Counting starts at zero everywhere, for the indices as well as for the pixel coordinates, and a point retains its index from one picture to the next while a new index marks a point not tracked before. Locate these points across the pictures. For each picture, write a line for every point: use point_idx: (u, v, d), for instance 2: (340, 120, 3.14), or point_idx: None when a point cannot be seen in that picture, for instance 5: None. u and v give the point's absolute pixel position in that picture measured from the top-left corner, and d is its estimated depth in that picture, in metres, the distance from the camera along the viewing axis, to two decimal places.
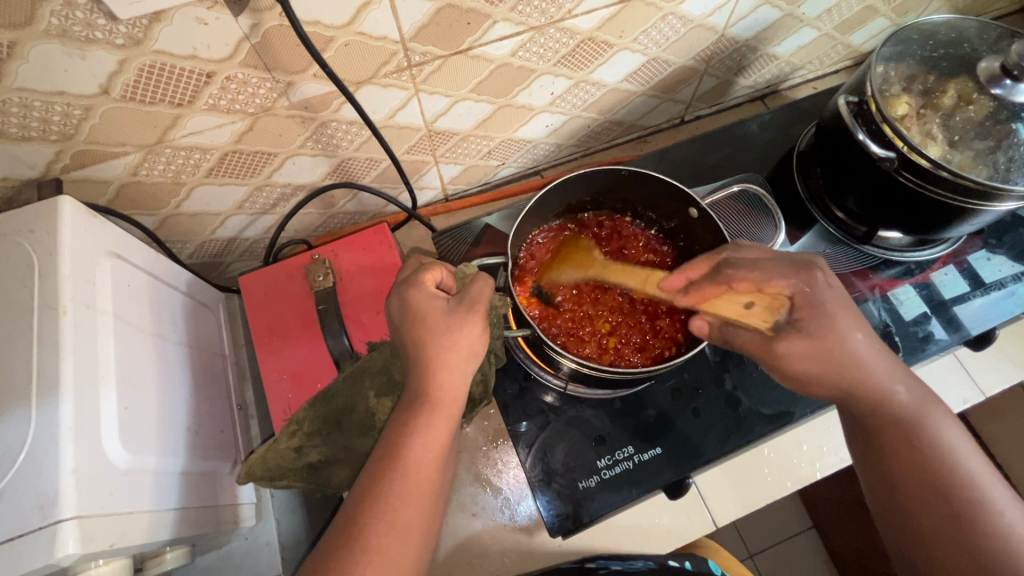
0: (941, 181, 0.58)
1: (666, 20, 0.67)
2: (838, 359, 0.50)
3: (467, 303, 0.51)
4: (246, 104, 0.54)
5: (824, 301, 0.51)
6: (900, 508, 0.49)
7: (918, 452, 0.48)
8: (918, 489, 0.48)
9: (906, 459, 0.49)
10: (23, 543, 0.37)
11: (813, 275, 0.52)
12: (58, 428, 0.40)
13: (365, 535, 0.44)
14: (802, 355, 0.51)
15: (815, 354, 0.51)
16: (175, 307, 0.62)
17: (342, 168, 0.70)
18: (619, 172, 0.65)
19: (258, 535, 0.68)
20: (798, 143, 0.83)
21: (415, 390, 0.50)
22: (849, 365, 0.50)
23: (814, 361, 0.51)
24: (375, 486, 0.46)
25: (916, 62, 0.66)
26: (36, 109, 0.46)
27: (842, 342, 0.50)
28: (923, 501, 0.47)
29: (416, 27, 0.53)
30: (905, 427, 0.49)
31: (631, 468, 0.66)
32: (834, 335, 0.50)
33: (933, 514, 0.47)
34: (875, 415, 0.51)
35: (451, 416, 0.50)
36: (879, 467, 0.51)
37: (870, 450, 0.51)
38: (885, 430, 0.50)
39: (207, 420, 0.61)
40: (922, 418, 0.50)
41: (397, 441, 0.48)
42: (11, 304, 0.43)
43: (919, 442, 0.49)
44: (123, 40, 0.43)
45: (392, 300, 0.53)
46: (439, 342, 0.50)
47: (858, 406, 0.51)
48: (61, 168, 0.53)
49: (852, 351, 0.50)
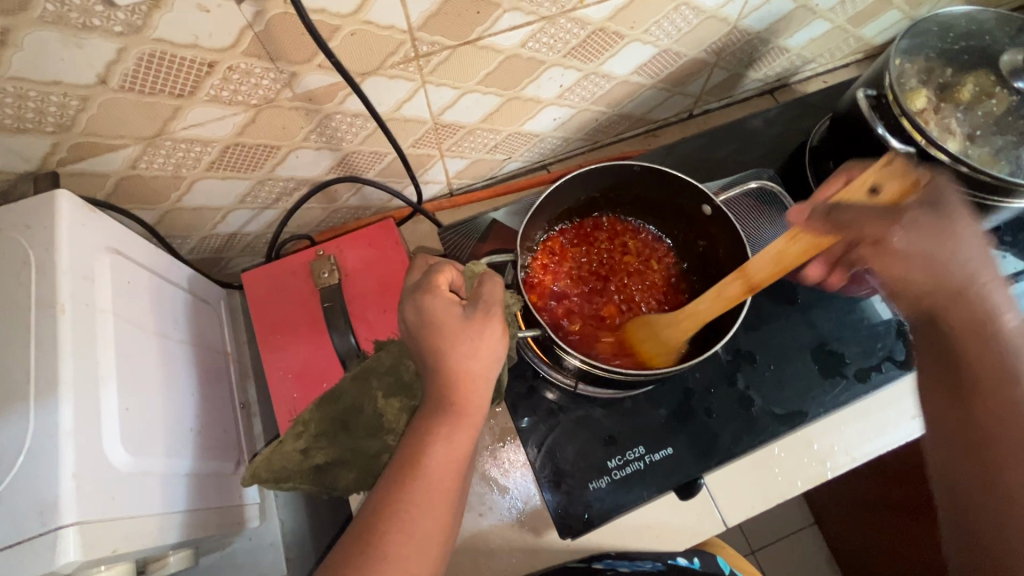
0: (961, 177, 0.57)
1: (678, 11, 0.65)
2: (956, 288, 0.47)
3: (483, 308, 0.49)
4: (249, 96, 0.52)
5: (950, 218, 0.47)
6: (968, 446, 0.46)
7: (1002, 386, 0.45)
8: (999, 427, 0.45)
9: (990, 394, 0.45)
10: (22, 550, 0.36)
11: (942, 188, 0.47)
12: (58, 430, 0.39)
13: (385, 545, 0.43)
14: (913, 273, 0.48)
15: (928, 265, 0.47)
16: (177, 305, 0.60)
17: (346, 162, 0.69)
18: (632, 168, 0.63)
19: (262, 536, 0.67)
20: (811, 134, 0.81)
21: (436, 397, 0.49)
22: (952, 286, 0.47)
23: (932, 279, 0.48)
24: (393, 493, 0.45)
25: (934, 55, 0.64)
26: (32, 100, 0.45)
27: (946, 240, 0.47)
28: (1008, 440, 0.44)
29: (425, 16, 0.51)
30: (999, 361, 0.46)
31: (642, 468, 0.65)
32: (943, 252, 0.47)
33: (1013, 450, 0.44)
34: (962, 312, 0.47)
35: (469, 427, 0.48)
36: (957, 399, 0.48)
37: (948, 381, 0.48)
38: (972, 361, 0.47)
39: (210, 420, 0.60)
40: (1017, 358, 0.46)
41: (418, 449, 0.47)
42: (7, 302, 0.42)
43: (1005, 375, 0.45)
44: (122, 27, 0.42)
45: (404, 305, 0.51)
46: (462, 351, 0.48)
47: (945, 315, 0.48)
48: (58, 160, 0.51)
49: (965, 270, 0.47)
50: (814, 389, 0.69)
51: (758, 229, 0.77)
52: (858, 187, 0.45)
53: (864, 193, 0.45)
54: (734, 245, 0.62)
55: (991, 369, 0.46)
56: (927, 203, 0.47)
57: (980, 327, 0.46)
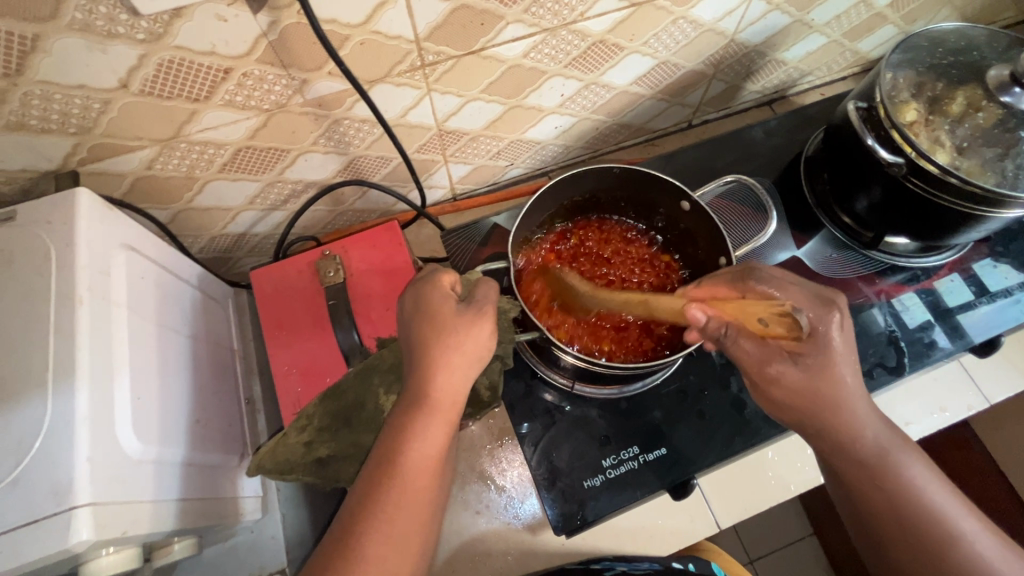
0: (948, 187, 0.58)
1: (676, 24, 0.68)
2: (820, 401, 0.49)
3: (476, 307, 0.51)
4: (261, 101, 0.55)
5: (822, 368, 0.49)
6: (875, 542, 0.49)
7: (891, 495, 0.47)
8: (893, 530, 0.47)
9: (879, 500, 0.48)
10: (38, 528, 0.38)
11: (829, 315, 0.49)
12: (73, 414, 0.41)
13: (364, 545, 0.44)
14: (795, 386, 0.49)
15: (798, 392, 0.50)
16: (185, 300, 0.62)
17: (353, 166, 0.71)
18: (613, 170, 0.65)
19: (263, 529, 0.68)
20: (807, 147, 0.83)
21: (412, 393, 0.49)
22: (826, 399, 0.49)
23: (800, 397, 0.50)
24: (371, 493, 0.46)
25: (925, 69, 0.66)
26: (57, 102, 0.47)
27: (825, 369, 0.49)
28: (900, 542, 0.47)
29: (431, 27, 0.54)
30: (875, 468, 0.48)
31: (636, 468, 0.66)
32: (823, 382, 0.49)
33: (909, 552, 0.46)
34: (834, 436, 0.49)
35: (447, 420, 0.49)
36: (860, 509, 0.50)
37: (842, 484, 0.51)
38: (850, 458, 0.49)
39: (213, 413, 0.62)
40: (888, 456, 0.49)
41: (394, 447, 0.47)
42: (27, 293, 0.44)
43: (889, 483, 0.48)
44: (144, 35, 0.44)
45: (404, 298, 0.53)
46: (444, 343, 0.49)
47: (831, 442, 0.50)
48: (78, 161, 0.54)
49: (849, 419, 0.49)
50: None
51: (745, 232, 0.78)
52: (750, 314, 0.51)
53: (755, 322, 0.51)
54: (715, 241, 0.64)
55: (879, 479, 0.48)
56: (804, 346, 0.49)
57: (845, 442, 0.49)
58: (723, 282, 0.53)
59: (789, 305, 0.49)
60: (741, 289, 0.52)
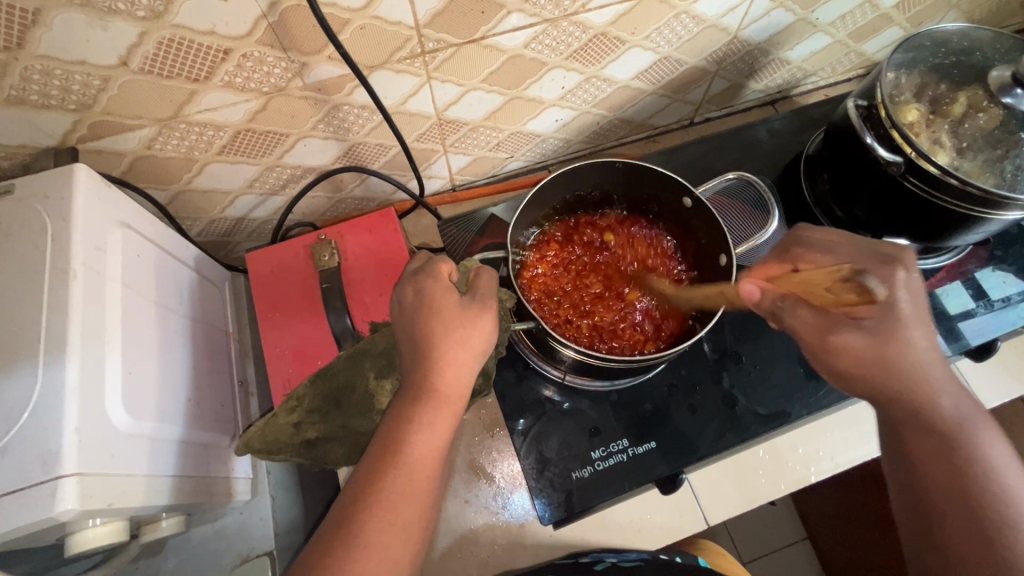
0: (947, 188, 0.58)
1: (679, 19, 0.67)
2: (900, 368, 0.49)
3: (480, 300, 0.51)
4: (261, 83, 0.55)
5: (891, 329, 0.49)
6: (911, 479, 0.48)
7: (966, 492, 0.45)
8: (956, 510, 0.45)
9: (942, 494, 0.46)
10: (24, 496, 0.38)
11: (895, 273, 0.50)
12: (63, 386, 0.41)
13: (365, 532, 0.44)
14: (862, 358, 0.50)
15: (869, 355, 0.49)
16: (182, 281, 0.63)
17: (352, 153, 0.71)
18: (616, 164, 0.64)
19: (253, 510, 0.68)
20: (807, 147, 0.82)
21: (418, 383, 0.49)
22: (907, 373, 0.49)
23: (861, 364, 0.50)
24: (373, 480, 0.45)
25: (926, 69, 0.66)
26: (57, 78, 0.47)
27: (924, 376, 0.49)
28: (972, 541, 0.44)
29: (431, 13, 0.54)
30: (958, 480, 0.46)
31: (625, 460, 0.66)
32: (902, 349, 0.49)
33: (969, 547, 0.44)
34: (936, 434, 0.48)
35: (455, 413, 0.49)
36: (915, 505, 0.48)
37: (908, 476, 0.49)
38: (927, 433, 0.48)
39: (207, 393, 0.62)
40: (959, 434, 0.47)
41: (398, 436, 0.47)
42: (21, 265, 0.44)
43: (975, 485, 0.45)
44: (144, 12, 0.44)
45: (404, 288, 0.52)
46: (454, 334, 0.50)
47: (917, 444, 0.48)
48: (78, 137, 0.54)
49: (957, 419, 0.48)
50: (799, 391, 0.70)
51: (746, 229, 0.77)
52: (816, 285, 0.51)
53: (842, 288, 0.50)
54: (716, 236, 0.63)
55: (945, 449, 0.47)
56: (875, 330, 0.49)
57: (929, 416, 0.48)
58: (774, 261, 0.56)
59: (847, 269, 0.49)
60: (789, 263, 0.55)
